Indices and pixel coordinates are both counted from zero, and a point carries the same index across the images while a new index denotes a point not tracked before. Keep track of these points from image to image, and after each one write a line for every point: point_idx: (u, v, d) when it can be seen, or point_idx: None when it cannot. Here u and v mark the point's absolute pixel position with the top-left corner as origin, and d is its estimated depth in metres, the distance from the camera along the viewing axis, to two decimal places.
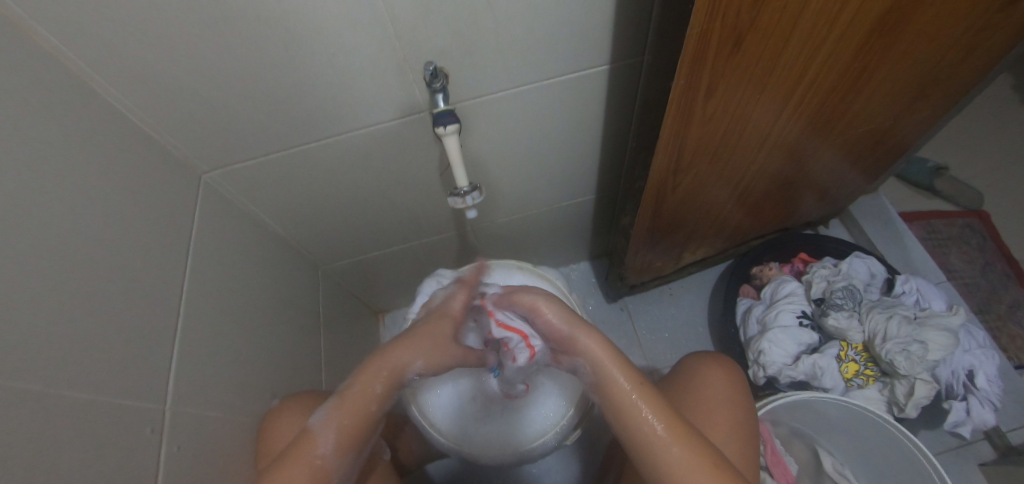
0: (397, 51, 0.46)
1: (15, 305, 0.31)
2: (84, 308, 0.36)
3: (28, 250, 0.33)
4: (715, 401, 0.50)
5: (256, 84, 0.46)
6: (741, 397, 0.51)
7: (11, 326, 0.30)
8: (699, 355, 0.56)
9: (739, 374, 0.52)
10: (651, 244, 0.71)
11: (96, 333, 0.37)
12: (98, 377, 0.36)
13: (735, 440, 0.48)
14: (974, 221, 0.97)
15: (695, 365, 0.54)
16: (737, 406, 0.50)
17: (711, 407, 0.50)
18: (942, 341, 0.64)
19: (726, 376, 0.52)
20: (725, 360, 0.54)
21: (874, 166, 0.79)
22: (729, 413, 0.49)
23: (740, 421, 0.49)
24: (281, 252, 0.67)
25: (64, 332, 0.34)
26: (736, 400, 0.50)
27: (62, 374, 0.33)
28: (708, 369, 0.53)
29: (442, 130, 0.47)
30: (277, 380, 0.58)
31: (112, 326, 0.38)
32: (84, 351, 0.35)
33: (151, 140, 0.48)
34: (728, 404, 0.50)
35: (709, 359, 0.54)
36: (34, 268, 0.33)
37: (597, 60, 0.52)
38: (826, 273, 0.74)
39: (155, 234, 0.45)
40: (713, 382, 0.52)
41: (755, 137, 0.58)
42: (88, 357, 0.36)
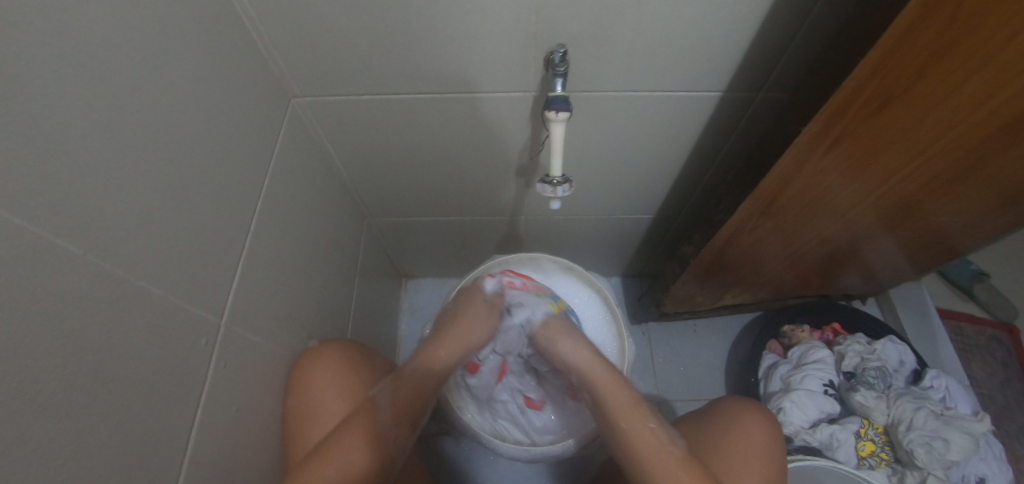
0: (528, 24, 0.44)
1: (102, 182, 0.30)
2: (169, 205, 0.35)
3: (128, 131, 0.32)
4: (749, 448, 0.50)
5: (376, 21, 0.45)
6: (772, 450, 0.51)
7: (96, 203, 0.29)
8: (737, 401, 0.56)
9: (776, 428, 0.53)
10: (701, 279, 0.71)
11: (175, 231, 0.36)
12: (169, 277, 0.35)
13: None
14: (1003, 334, 0.96)
15: (737, 414, 0.54)
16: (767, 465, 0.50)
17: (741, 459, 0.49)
18: (964, 444, 0.64)
19: (763, 429, 0.52)
20: (765, 415, 0.54)
21: (926, 264, 0.79)
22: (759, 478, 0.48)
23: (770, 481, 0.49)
24: (339, 193, 0.66)
25: (144, 222, 0.33)
26: (768, 454, 0.50)
27: (141, 264, 0.33)
28: (745, 422, 0.53)
29: (553, 115, 0.46)
30: (313, 319, 0.57)
31: (189, 229, 0.37)
32: (160, 247, 0.34)
33: (256, 52, 0.47)
34: (757, 457, 0.50)
35: (746, 407, 0.54)
36: (129, 151, 0.32)
37: (714, 85, 0.52)
38: (860, 349, 0.74)
39: (240, 147, 0.44)
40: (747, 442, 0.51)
41: (839, 209, 0.58)
42: (164, 254, 0.35)
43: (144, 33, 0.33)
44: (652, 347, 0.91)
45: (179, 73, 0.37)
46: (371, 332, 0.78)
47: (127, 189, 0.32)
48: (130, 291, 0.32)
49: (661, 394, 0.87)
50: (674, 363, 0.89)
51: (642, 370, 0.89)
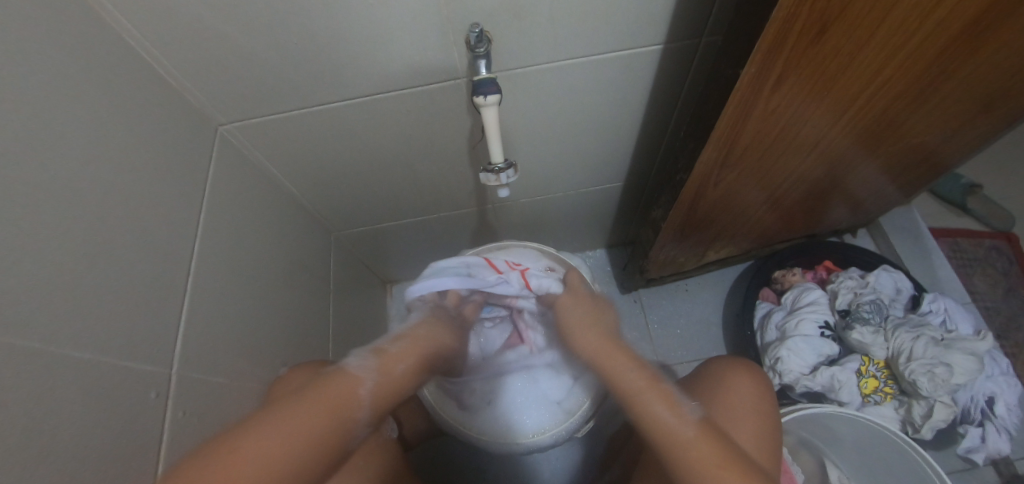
0: (440, 7, 0.41)
1: (17, 250, 0.28)
2: (92, 260, 0.34)
3: (34, 192, 0.30)
4: (739, 408, 0.49)
5: (282, 27, 0.42)
6: (764, 404, 0.50)
7: (12, 275, 0.28)
8: (724, 361, 0.55)
9: (764, 382, 0.52)
10: (678, 240, 0.69)
11: (104, 288, 0.34)
12: (105, 337, 0.34)
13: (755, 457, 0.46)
14: (1001, 243, 0.94)
15: (723, 373, 0.53)
16: (757, 420, 0.49)
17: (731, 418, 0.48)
18: (967, 365, 0.62)
19: (749, 382, 0.51)
20: (752, 369, 0.54)
21: (913, 183, 0.76)
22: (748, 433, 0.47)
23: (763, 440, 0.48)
24: (296, 213, 0.65)
25: (68, 283, 0.32)
26: (758, 406, 0.50)
27: (69, 330, 0.31)
28: (728, 377, 0.52)
29: (482, 100, 0.43)
30: (285, 347, 0.56)
31: (121, 280, 0.36)
32: (89, 307, 0.33)
33: (165, 85, 0.45)
34: (745, 416, 0.49)
35: (732, 364, 0.53)
36: (38, 213, 0.30)
37: (651, 37, 0.48)
38: (853, 285, 0.72)
39: (165, 186, 0.42)
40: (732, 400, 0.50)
41: (806, 143, 0.54)
42: (96, 314, 0.33)
43: (31, 85, 0.31)
44: (646, 314, 0.89)
45: (79, 118, 0.34)
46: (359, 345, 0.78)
47: (40, 254, 0.30)
48: (68, 353, 0.31)
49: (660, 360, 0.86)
50: (670, 327, 0.88)
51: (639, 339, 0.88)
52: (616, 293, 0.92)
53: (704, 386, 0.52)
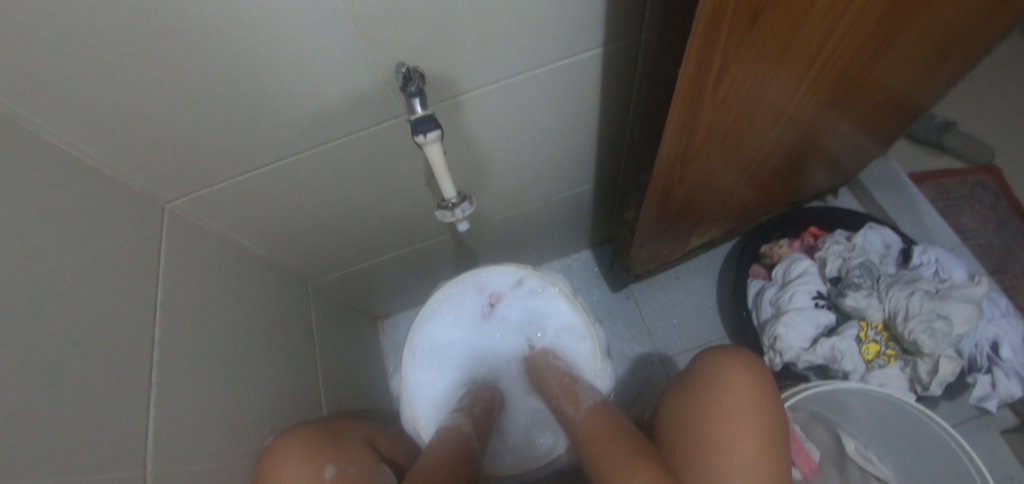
0: (365, 51, 0.40)
1: None
2: (52, 377, 0.32)
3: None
4: (737, 407, 0.47)
5: (207, 97, 0.40)
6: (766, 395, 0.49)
7: None
8: (721, 354, 0.53)
9: (760, 373, 0.50)
10: (657, 235, 0.67)
11: (71, 404, 0.33)
12: (79, 456, 0.32)
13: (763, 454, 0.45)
14: (985, 177, 0.93)
15: (723, 367, 0.51)
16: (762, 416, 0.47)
17: (737, 420, 0.47)
18: (966, 315, 0.61)
19: (748, 375, 0.50)
20: (749, 360, 0.52)
21: (886, 134, 0.74)
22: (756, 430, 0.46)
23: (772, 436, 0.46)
24: (266, 273, 0.63)
25: (36, 408, 0.30)
26: (761, 398, 0.48)
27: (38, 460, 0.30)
28: (726, 371, 0.50)
29: (423, 139, 0.42)
30: (272, 414, 0.55)
31: (84, 389, 0.35)
32: (58, 429, 0.32)
33: (102, 176, 0.43)
34: (750, 417, 0.47)
35: (727, 355, 0.52)
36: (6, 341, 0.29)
37: (589, 43, 0.47)
38: (841, 250, 0.71)
39: (120, 281, 0.41)
40: (737, 397, 0.48)
41: (767, 122, 0.52)
42: (66, 434, 0.32)
43: None
44: (640, 309, 0.88)
45: (19, 233, 0.33)
46: (356, 390, 0.77)
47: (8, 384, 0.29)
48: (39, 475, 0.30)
49: (661, 352, 0.84)
50: (665, 317, 0.87)
51: (637, 334, 0.87)
52: (607, 291, 0.91)
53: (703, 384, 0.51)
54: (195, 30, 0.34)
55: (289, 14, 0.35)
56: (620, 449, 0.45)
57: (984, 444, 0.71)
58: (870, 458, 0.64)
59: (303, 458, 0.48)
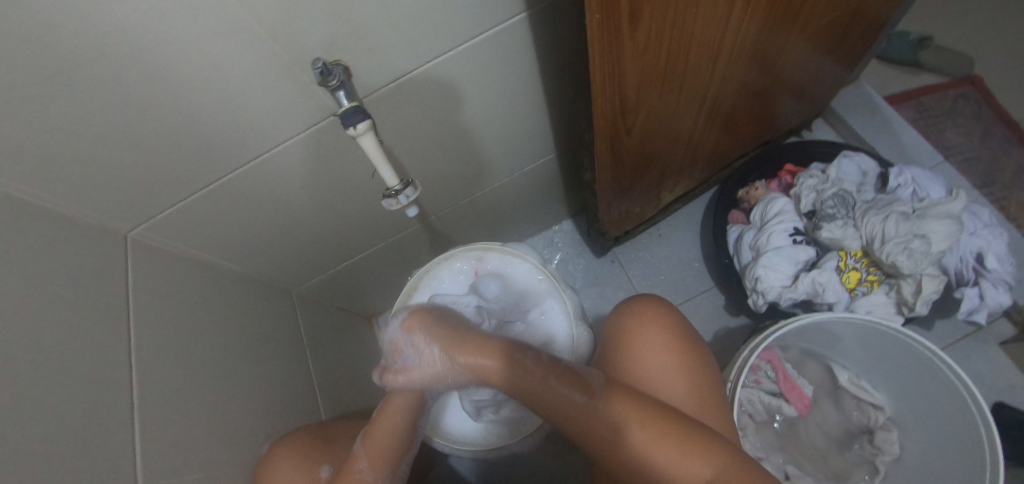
0: (280, 53, 0.40)
1: None
2: (30, 409, 0.34)
3: None
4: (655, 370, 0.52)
5: (138, 121, 0.41)
6: (681, 342, 0.53)
7: None
8: (631, 312, 0.55)
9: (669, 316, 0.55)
10: (623, 193, 0.67)
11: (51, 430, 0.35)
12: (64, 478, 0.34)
13: (694, 400, 0.51)
14: (966, 88, 0.90)
15: (636, 328, 0.54)
16: (687, 365, 0.52)
17: (662, 378, 0.51)
18: (944, 230, 0.60)
19: (660, 328, 0.53)
20: (658, 310, 0.55)
21: (849, 55, 0.72)
22: (684, 380, 0.51)
23: (699, 379, 0.52)
24: (245, 286, 0.65)
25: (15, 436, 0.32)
26: (678, 349, 0.52)
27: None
28: (642, 331, 0.53)
29: (353, 131, 0.42)
30: (265, 420, 0.57)
31: (65, 416, 0.36)
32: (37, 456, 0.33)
33: (59, 215, 0.44)
34: (675, 372, 0.51)
35: (641, 312, 0.54)
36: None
37: (511, 9, 0.46)
38: (814, 184, 0.70)
39: (90, 312, 0.42)
40: (657, 357, 0.52)
41: (707, 61, 0.50)
42: (49, 459, 0.34)
43: None
44: (626, 271, 0.88)
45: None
46: (354, 387, 0.79)
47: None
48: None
49: None
50: (651, 276, 0.87)
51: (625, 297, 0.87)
52: (591, 259, 0.91)
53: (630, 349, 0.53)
54: (104, 56, 0.34)
55: (193, 25, 0.35)
56: (665, 443, 0.42)
57: (982, 358, 0.71)
58: (863, 387, 0.64)
59: (297, 466, 0.49)
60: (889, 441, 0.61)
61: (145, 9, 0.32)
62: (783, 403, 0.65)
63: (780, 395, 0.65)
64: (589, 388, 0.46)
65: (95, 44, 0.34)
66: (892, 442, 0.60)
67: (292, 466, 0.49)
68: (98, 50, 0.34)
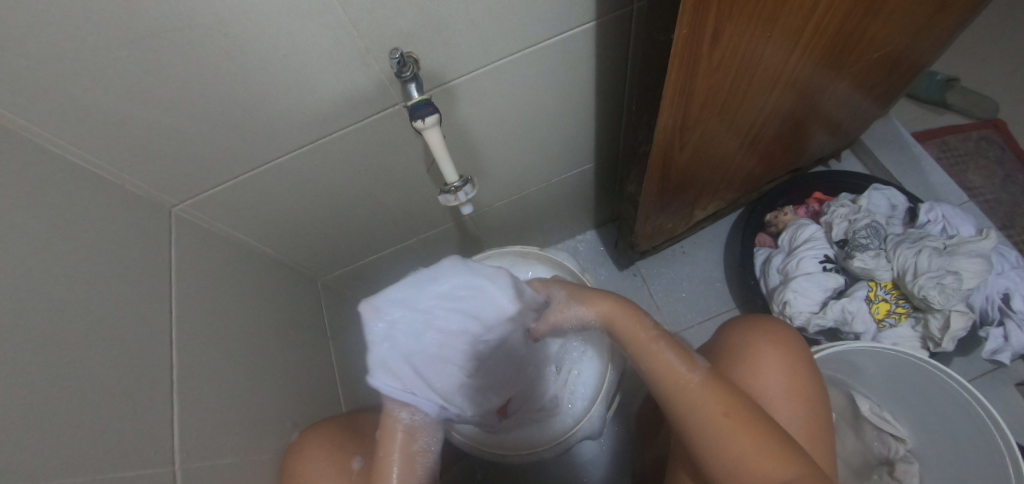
0: (356, 41, 0.40)
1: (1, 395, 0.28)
2: (75, 379, 0.33)
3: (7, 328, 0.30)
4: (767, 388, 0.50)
5: (204, 95, 0.41)
6: (802, 369, 0.50)
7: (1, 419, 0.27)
8: (753, 328, 0.53)
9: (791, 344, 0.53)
10: (660, 208, 0.67)
11: (95, 403, 0.34)
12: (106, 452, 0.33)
13: (801, 430, 0.48)
14: (990, 131, 0.92)
15: (755, 344, 0.52)
16: (800, 392, 0.49)
17: (777, 398, 0.49)
18: (975, 268, 0.61)
19: (783, 351, 0.51)
20: (782, 332, 0.53)
21: (888, 92, 0.74)
22: (794, 406, 0.49)
23: (809, 414, 0.49)
24: (277, 271, 0.65)
25: (59, 407, 0.31)
26: (799, 374, 0.50)
27: (64, 457, 0.30)
28: (761, 348, 0.51)
29: (421, 124, 0.42)
30: (293, 407, 0.56)
31: (105, 388, 0.35)
32: (81, 428, 0.32)
33: (111, 184, 0.44)
34: (788, 396, 0.49)
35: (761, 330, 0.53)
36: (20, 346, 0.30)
37: (581, 18, 0.46)
38: (846, 213, 0.71)
39: (136, 285, 0.42)
40: (772, 375, 0.49)
41: (765, 84, 0.51)
42: (92, 432, 0.33)
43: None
44: (648, 285, 0.89)
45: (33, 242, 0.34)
46: (371, 381, 0.78)
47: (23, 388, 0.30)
48: (67, 471, 0.30)
49: (671, 327, 0.85)
50: (673, 293, 0.87)
51: (646, 311, 0.87)
52: (613, 271, 0.91)
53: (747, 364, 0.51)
54: (187, 25, 0.34)
55: (280, 3, 0.35)
56: (757, 439, 0.40)
57: (999, 397, 0.72)
58: (884, 417, 0.64)
59: (327, 456, 0.49)
60: (909, 474, 0.61)
61: None
62: None
63: None
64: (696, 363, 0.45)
65: (181, 15, 0.33)
66: (911, 474, 0.61)
67: (321, 461, 0.48)
68: (182, 21, 0.34)
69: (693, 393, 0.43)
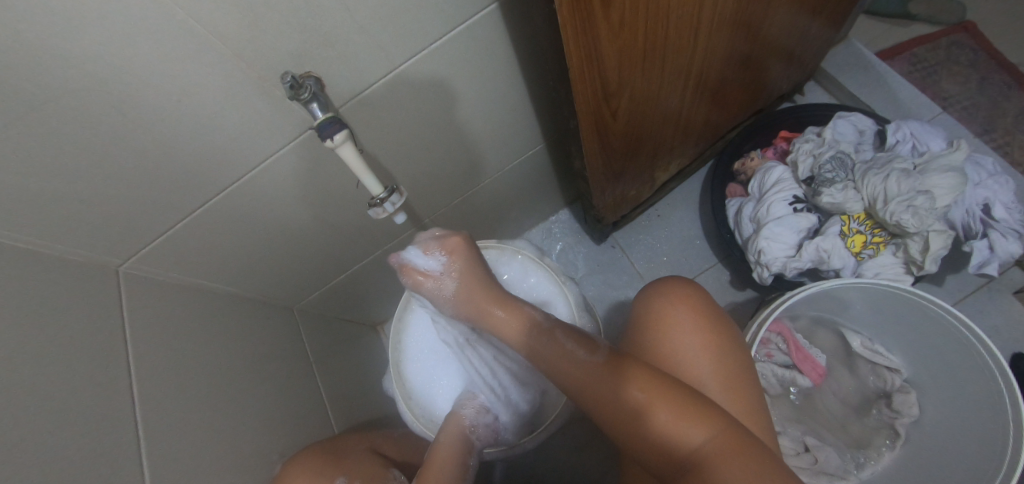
0: (248, 71, 0.39)
1: None
2: (37, 454, 0.33)
3: None
4: (688, 354, 0.50)
5: (113, 152, 0.40)
6: (715, 325, 0.51)
7: None
8: (660, 292, 0.54)
9: (696, 290, 0.54)
10: (615, 177, 0.66)
11: (62, 472, 0.34)
12: None
13: (716, 381, 0.49)
14: (960, 36, 0.88)
15: (664, 311, 0.52)
16: (720, 350, 0.50)
17: (690, 355, 0.50)
18: (948, 183, 0.58)
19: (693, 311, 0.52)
20: (693, 293, 0.53)
21: (836, 12, 0.70)
22: (710, 358, 0.49)
23: (728, 363, 0.50)
24: (245, 308, 0.65)
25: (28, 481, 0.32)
26: (711, 333, 0.51)
27: None
28: (672, 310, 0.52)
29: (331, 143, 0.41)
30: (274, 438, 0.57)
31: (70, 458, 0.35)
32: None
33: (55, 257, 0.44)
34: (702, 351, 0.50)
35: (670, 293, 0.53)
36: None
37: (481, 1, 0.44)
38: (811, 149, 0.68)
39: (89, 351, 0.42)
40: (684, 334, 0.51)
41: (688, 32, 0.49)
42: None
43: None
44: (627, 255, 0.87)
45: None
46: (363, 398, 0.79)
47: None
48: None
49: None
50: (653, 258, 0.86)
51: (629, 281, 0.86)
52: (590, 247, 0.90)
53: (662, 328, 0.52)
54: (67, 90, 0.34)
55: (153, 48, 0.34)
56: (664, 400, 0.41)
57: (997, 310, 0.70)
58: (876, 350, 0.63)
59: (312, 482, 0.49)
60: (907, 403, 0.60)
61: (101, 35, 0.31)
62: (796, 375, 0.64)
63: (793, 367, 0.64)
64: (593, 351, 0.48)
65: (55, 80, 0.33)
66: (909, 404, 0.60)
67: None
68: (58, 86, 0.33)
69: (596, 382, 0.45)
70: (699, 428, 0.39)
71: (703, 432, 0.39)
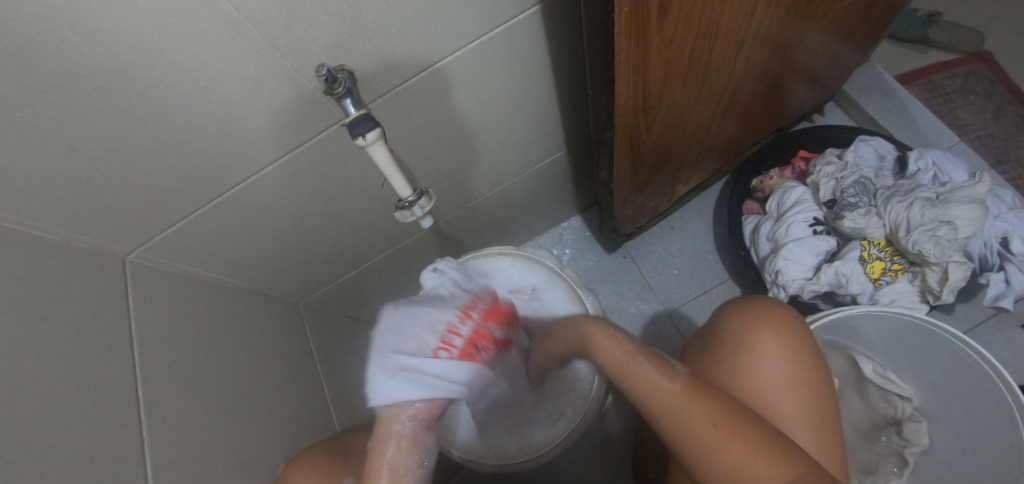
0: (282, 62, 0.37)
1: None
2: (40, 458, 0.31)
3: None
4: (777, 381, 0.49)
5: (133, 137, 0.38)
6: (806, 355, 0.51)
7: None
8: (752, 314, 0.53)
9: (788, 315, 0.53)
10: (639, 189, 0.65)
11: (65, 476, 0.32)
12: None
13: (807, 415, 0.49)
14: (977, 65, 0.89)
15: (756, 333, 0.52)
16: (806, 378, 0.50)
17: (780, 387, 0.49)
18: (971, 215, 0.58)
19: (786, 337, 0.51)
20: (781, 313, 0.53)
21: (866, 36, 0.70)
22: (800, 391, 0.49)
23: (817, 395, 0.50)
24: (253, 302, 0.63)
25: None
26: (801, 358, 0.50)
27: None
28: (764, 334, 0.51)
29: (363, 141, 0.39)
30: (278, 440, 0.56)
31: (75, 460, 0.33)
32: None
33: (64, 244, 0.42)
34: (793, 384, 0.49)
35: (764, 317, 0.52)
36: None
37: (524, 3, 0.43)
38: (832, 171, 0.68)
39: (95, 343, 0.40)
40: (775, 363, 0.50)
41: (731, 48, 0.47)
42: None
43: None
44: (638, 266, 0.86)
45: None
46: (366, 398, 0.78)
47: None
48: None
49: (665, 306, 0.83)
50: (665, 271, 0.85)
51: (639, 293, 0.85)
52: (602, 255, 0.89)
53: (749, 352, 0.51)
54: (92, 71, 0.32)
55: (187, 32, 0.32)
56: (736, 442, 0.41)
57: (1004, 341, 0.70)
58: (889, 378, 0.62)
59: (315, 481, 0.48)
60: (918, 433, 0.60)
61: (132, 15, 0.29)
62: None
63: None
64: (675, 372, 0.47)
65: (80, 59, 0.30)
66: (921, 433, 0.59)
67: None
68: (83, 65, 0.31)
69: (678, 406, 0.44)
70: (777, 467, 0.39)
71: (785, 473, 0.39)
